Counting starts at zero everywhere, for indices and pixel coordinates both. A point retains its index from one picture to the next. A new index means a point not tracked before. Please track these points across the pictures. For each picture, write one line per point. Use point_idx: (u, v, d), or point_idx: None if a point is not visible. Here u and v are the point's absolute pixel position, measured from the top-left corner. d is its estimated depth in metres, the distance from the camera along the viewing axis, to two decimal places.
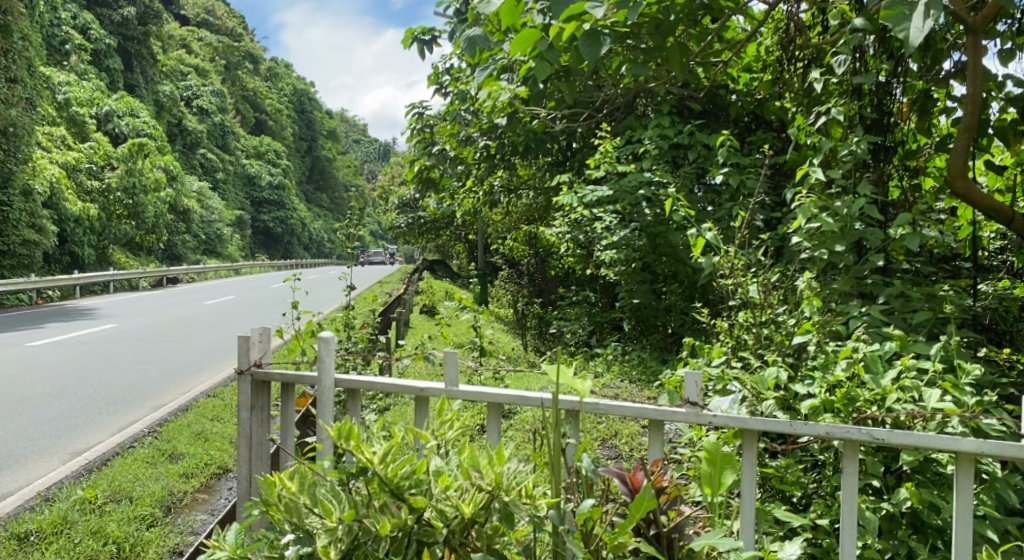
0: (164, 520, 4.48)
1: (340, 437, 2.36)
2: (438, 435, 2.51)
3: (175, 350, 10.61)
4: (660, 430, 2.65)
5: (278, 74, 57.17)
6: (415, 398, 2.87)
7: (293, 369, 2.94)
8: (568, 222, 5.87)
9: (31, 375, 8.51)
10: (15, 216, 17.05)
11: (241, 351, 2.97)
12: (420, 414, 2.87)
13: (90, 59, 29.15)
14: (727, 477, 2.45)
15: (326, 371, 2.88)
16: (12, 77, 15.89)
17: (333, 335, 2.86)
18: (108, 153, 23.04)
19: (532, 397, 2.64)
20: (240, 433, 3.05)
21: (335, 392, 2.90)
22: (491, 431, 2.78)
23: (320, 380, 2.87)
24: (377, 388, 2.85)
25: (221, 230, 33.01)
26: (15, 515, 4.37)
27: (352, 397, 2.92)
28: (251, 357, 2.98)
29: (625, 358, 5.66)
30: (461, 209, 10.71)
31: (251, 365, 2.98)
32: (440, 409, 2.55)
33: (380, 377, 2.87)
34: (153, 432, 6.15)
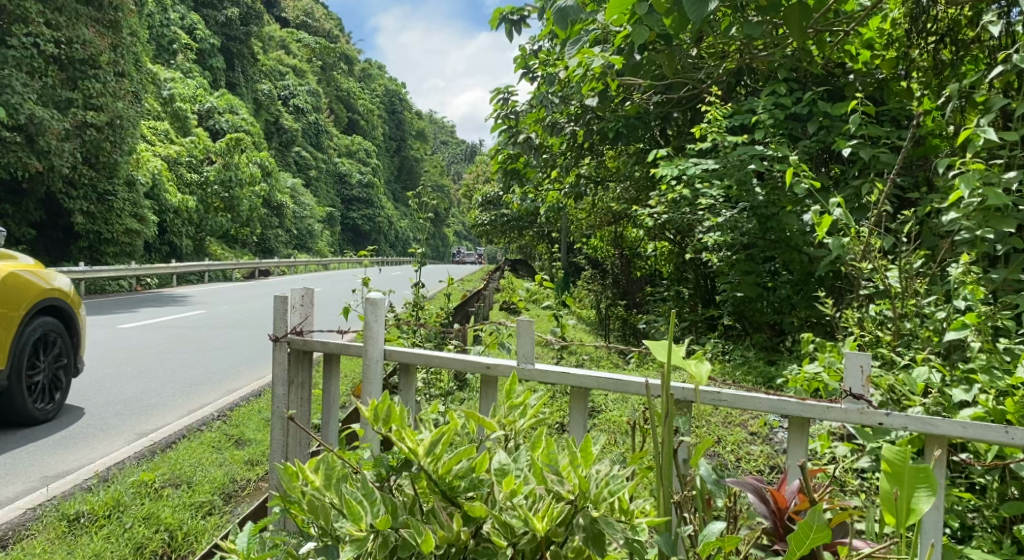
0: (224, 508, 4.20)
1: (378, 421, 1.96)
2: (506, 424, 2.07)
3: (257, 338, 10.55)
4: (803, 432, 2.23)
5: (370, 75, 58.28)
6: (481, 378, 2.53)
7: (335, 338, 2.80)
8: (665, 203, 5.32)
9: (115, 355, 8.53)
10: (119, 205, 17.49)
11: (278, 316, 2.91)
12: (487, 397, 2.54)
13: (195, 58, 30.20)
14: (919, 501, 1.72)
15: (374, 339, 2.66)
16: (120, 71, 16.57)
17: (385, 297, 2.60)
18: (206, 148, 23.71)
19: (627, 384, 2.24)
20: (275, 408, 2.96)
21: (382, 365, 2.67)
22: (573, 424, 2.36)
23: (366, 350, 2.65)
24: (433, 363, 2.54)
25: (312, 226, 33.65)
26: (69, 494, 4.16)
27: (405, 373, 2.68)
28: (287, 323, 2.92)
29: (727, 356, 5.09)
30: (544, 204, 10.28)
31: (288, 332, 2.92)
32: (507, 388, 2.12)
33: (437, 351, 2.56)
34: (222, 416, 5.95)
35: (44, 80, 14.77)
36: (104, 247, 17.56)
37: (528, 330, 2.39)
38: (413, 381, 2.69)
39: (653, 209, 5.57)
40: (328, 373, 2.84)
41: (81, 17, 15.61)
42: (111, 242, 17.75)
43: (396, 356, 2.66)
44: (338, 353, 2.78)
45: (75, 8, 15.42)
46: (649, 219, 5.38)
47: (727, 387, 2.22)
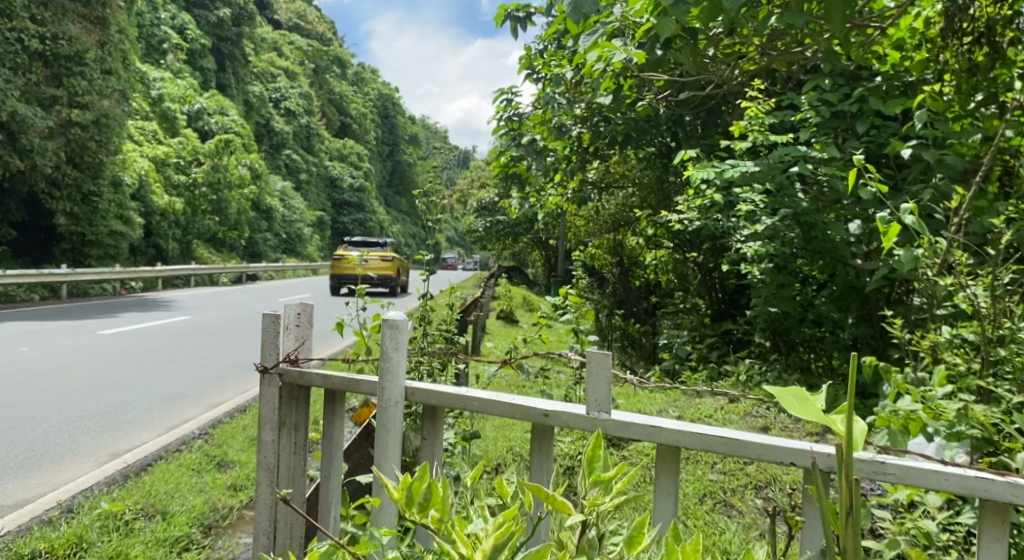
0: (203, 544, 3.76)
1: (415, 504, 1.69)
2: (591, 507, 1.68)
3: (246, 346, 10.12)
4: (994, 521, 1.89)
5: (363, 79, 57.71)
6: (538, 430, 2.22)
7: (342, 374, 2.46)
8: (695, 210, 5.01)
9: (92, 363, 8.01)
10: (104, 206, 16.92)
11: (268, 342, 2.53)
12: (538, 455, 2.21)
13: (186, 58, 29.66)
14: None
15: (393, 374, 2.32)
16: (108, 69, 16.12)
17: (407, 319, 2.29)
18: (196, 149, 23.10)
19: (784, 448, 1.93)
20: (263, 456, 2.59)
21: (403, 408, 2.33)
22: (660, 483, 2.10)
23: (386, 390, 2.31)
24: (475, 407, 2.25)
25: (301, 230, 33.08)
26: (27, 528, 3.66)
27: (431, 419, 2.37)
28: (281, 349, 2.55)
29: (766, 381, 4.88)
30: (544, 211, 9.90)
31: (282, 361, 2.55)
32: (588, 453, 1.75)
33: (479, 393, 2.27)
34: (204, 434, 5.50)
35: (27, 76, 14.28)
36: (88, 249, 16.97)
37: (605, 368, 2.07)
38: (440, 430, 2.38)
39: (681, 215, 5.29)
40: (331, 416, 2.53)
41: (67, 13, 15.16)
42: (95, 244, 17.16)
43: (420, 396, 2.34)
44: (345, 390, 2.45)
45: (62, 3, 14.98)
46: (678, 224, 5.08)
47: (893, 457, 1.93)
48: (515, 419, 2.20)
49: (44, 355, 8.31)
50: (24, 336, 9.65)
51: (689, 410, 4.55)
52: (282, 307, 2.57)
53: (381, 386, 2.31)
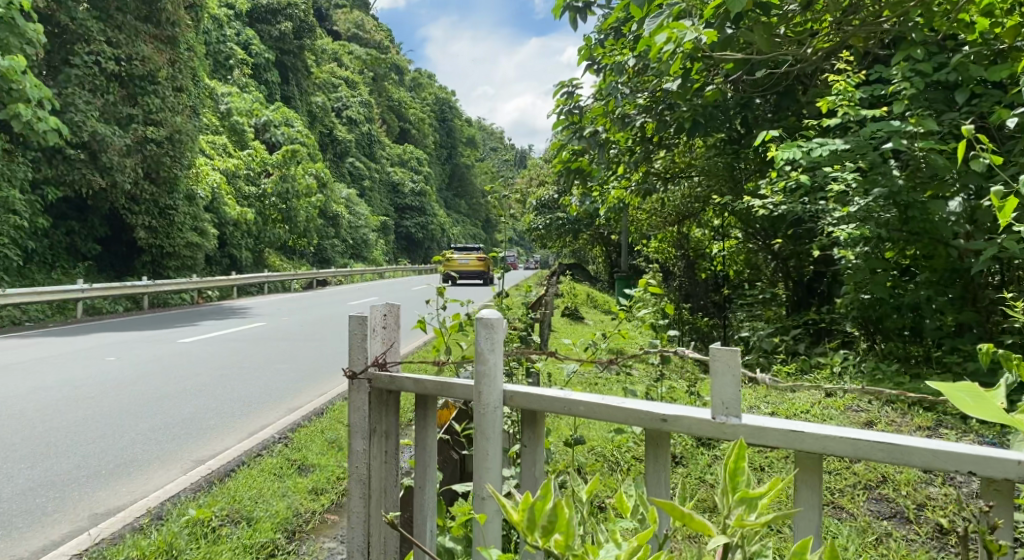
0: (288, 549, 3.78)
1: (537, 531, 1.71)
2: (734, 527, 1.67)
3: (318, 351, 10.28)
4: None
5: (420, 84, 58.26)
6: (652, 432, 2.20)
7: (435, 378, 2.49)
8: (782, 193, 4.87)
9: (175, 371, 8.25)
10: (180, 219, 17.50)
11: (358, 347, 2.60)
12: (655, 464, 2.21)
13: (252, 73, 30.50)
14: None
15: (491, 378, 2.35)
16: (179, 86, 16.71)
17: (501, 316, 2.32)
18: (264, 160, 23.69)
19: (989, 459, 1.87)
20: (355, 463, 2.64)
21: (502, 413, 2.35)
22: (802, 493, 2.09)
23: (483, 396, 2.35)
24: (579, 411, 2.24)
25: (366, 235, 33.69)
26: (119, 537, 3.69)
27: (531, 424, 2.35)
28: (370, 353, 2.60)
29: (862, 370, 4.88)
30: (606, 205, 9.76)
31: (371, 365, 2.60)
32: (729, 465, 1.74)
33: (583, 397, 2.26)
34: (284, 438, 5.56)
35: (106, 97, 14.93)
36: (167, 261, 17.56)
37: (734, 368, 2.05)
38: (540, 437, 2.36)
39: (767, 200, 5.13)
40: (422, 420, 2.53)
41: (140, 34, 15.78)
42: (173, 256, 17.74)
43: (519, 401, 2.34)
44: (436, 393, 2.47)
45: (134, 25, 15.59)
46: (762, 209, 4.94)
47: None
48: (629, 424, 2.20)
49: (128, 364, 8.59)
50: (111, 348, 10.01)
51: (782, 406, 4.34)
52: (368, 308, 2.62)
53: (479, 388, 2.35)
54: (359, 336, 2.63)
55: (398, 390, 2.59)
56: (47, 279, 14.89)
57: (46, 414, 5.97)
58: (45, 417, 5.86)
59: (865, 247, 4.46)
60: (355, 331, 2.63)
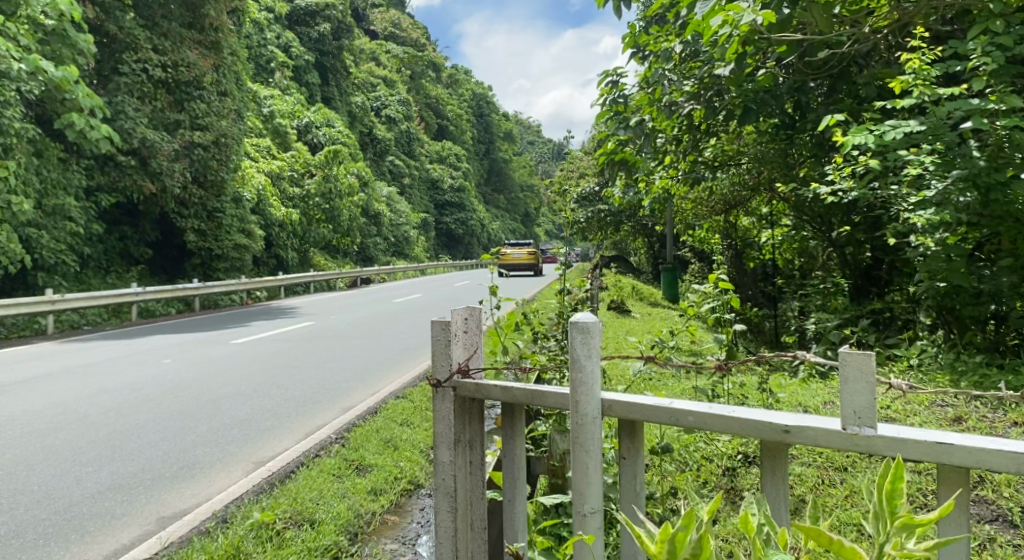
0: (352, 552, 3.78)
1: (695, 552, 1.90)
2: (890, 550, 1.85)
3: (368, 349, 10.34)
4: None
5: (458, 80, 58.27)
6: (770, 442, 2.31)
7: (533, 386, 2.64)
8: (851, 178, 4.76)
9: (231, 372, 8.37)
10: (228, 221, 17.77)
11: (442, 354, 2.71)
12: (773, 474, 2.32)
13: (293, 75, 30.87)
14: None
15: (591, 387, 2.46)
16: (224, 90, 16.97)
17: (597, 323, 2.44)
18: (307, 161, 23.97)
19: None
20: (441, 471, 2.80)
21: (600, 424, 2.48)
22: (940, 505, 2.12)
23: (583, 408, 2.47)
24: (690, 422, 2.35)
25: (408, 232, 33.85)
26: (187, 541, 3.72)
27: (630, 434, 2.49)
28: (454, 362, 2.73)
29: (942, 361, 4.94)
30: (651, 196, 9.61)
31: (455, 373, 2.73)
32: (888, 489, 1.88)
33: (692, 407, 2.37)
34: (340, 438, 5.57)
35: (154, 103, 15.23)
36: (216, 263, 17.84)
37: (869, 379, 2.12)
38: (639, 447, 2.50)
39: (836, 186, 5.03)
40: (511, 428, 2.73)
41: (185, 40, 16.06)
42: (222, 258, 18.02)
43: (618, 411, 2.47)
44: (528, 402, 2.64)
45: (179, 32, 15.87)
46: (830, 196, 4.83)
47: None
48: (748, 434, 2.29)
49: (185, 366, 8.76)
50: (166, 350, 10.22)
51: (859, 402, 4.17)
52: (450, 315, 2.72)
53: (578, 398, 2.47)
54: (441, 343, 2.72)
55: (483, 397, 2.74)
56: (103, 283, 15.28)
57: (110, 417, 6.08)
58: (108, 419, 5.97)
59: (945, 233, 4.52)
60: (438, 339, 2.72)
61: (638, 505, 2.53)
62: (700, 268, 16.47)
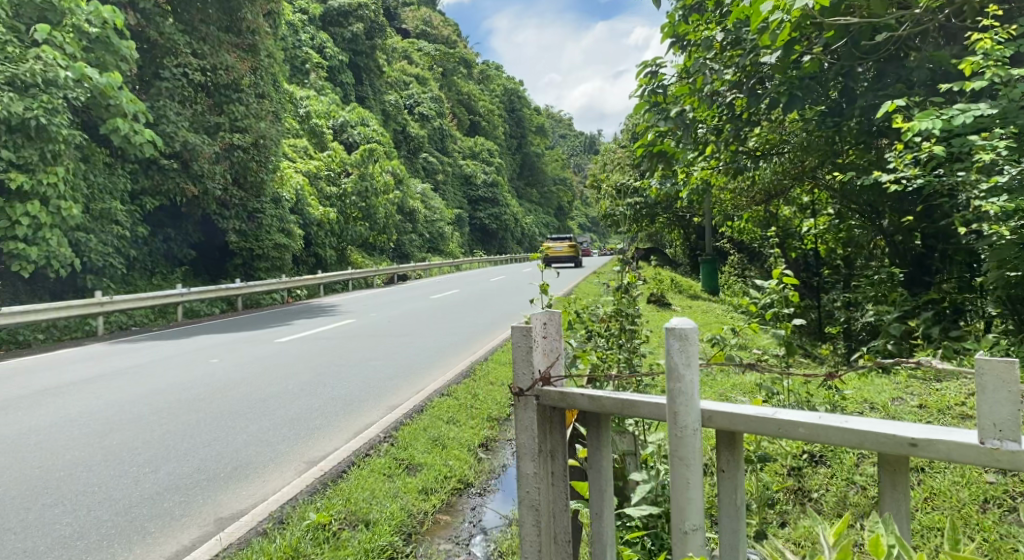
0: (407, 552, 3.77)
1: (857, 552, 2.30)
2: None
3: (410, 346, 10.38)
4: None
5: (489, 76, 58.21)
6: (892, 455, 2.32)
7: (625, 394, 2.61)
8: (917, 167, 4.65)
9: (278, 371, 8.47)
10: (268, 222, 17.99)
11: (523, 361, 2.67)
12: (894, 488, 2.35)
13: (327, 75, 31.14)
14: None
15: (690, 396, 2.45)
16: (262, 92, 17.15)
17: (694, 329, 2.43)
18: (343, 160, 24.16)
19: None
20: (525, 485, 2.75)
21: (700, 436, 2.46)
22: None
23: (686, 419, 2.45)
24: (799, 434, 2.34)
25: (442, 229, 33.93)
26: (245, 542, 3.73)
27: (729, 445, 2.47)
28: (535, 369, 2.68)
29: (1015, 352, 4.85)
30: (690, 187, 9.47)
31: (538, 381, 2.69)
32: None
33: (801, 419, 2.35)
34: (389, 437, 5.57)
35: (194, 107, 15.48)
36: (256, 263, 18.07)
37: (1008, 391, 2.13)
38: (739, 460, 2.47)
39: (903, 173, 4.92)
40: (597, 438, 2.68)
41: (223, 44, 16.28)
42: (262, 257, 18.26)
43: (719, 421, 2.45)
44: (619, 412, 2.59)
45: (217, 35, 16.09)
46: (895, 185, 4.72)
47: None
48: (863, 447, 2.29)
49: (233, 366, 8.89)
50: (214, 349, 10.38)
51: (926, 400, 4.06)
52: (530, 320, 2.67)
53: (676, 409, 2.45)
54: (522, 349, 2.69)
55: (567, 406, 2.70)
56: (149, 285, 15.58)
57: (163, 417, 6.18)
58: (162, 419, 6.08)
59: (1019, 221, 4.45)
60: (519, 345, 2.69)
61: (740, 520, 2.51)
62: (740, 259, 16.21)
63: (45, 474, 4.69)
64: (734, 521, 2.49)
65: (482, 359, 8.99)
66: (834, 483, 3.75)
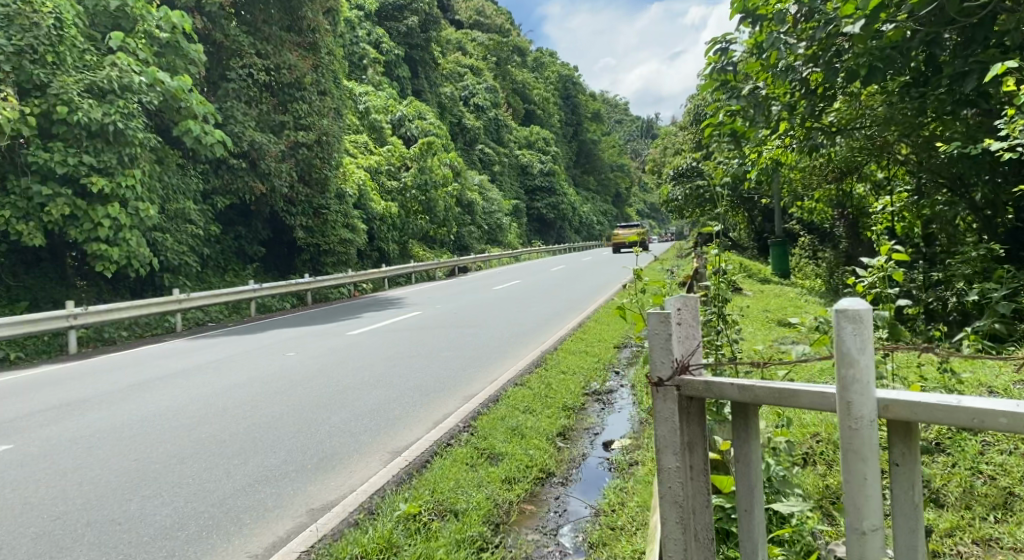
0: (496, 543, 3.73)
1: None
2: None
3: (479, 337, 10.40)
4: None
5: (544, 63, 57.79)
6: None
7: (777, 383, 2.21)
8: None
9: (352, 363, 8.57)
10: (333, 217, 18.26)
11: (660, 349, 2.33)
12: None
13: (384, 70, 31.40)
14: None
15: (863, 383, 2.07)
16: (324, 89, 17.38)
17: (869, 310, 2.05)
18: (403, 154, 24.36)
19: None
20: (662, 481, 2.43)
21: (876, 428, 2.09)
22: None
23: (857, 408, 2.08)
24: (997, 425, 1.91)
25: (501, 219, 33.93)
26: (339, 533, 3.76)
27: (905, 436, 2.07)
28: (673, 357, 2.33)
29: None
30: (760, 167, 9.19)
31: (676, 369, 2.33)
32: None
33: (998, 407, 1.91)
34: (468, 427, 5.55)
35: (260, 107, 15.81)
36: (323, 258, 18.39)
37: None
38: (916, 453, 2.09)
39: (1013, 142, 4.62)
40: (745, 431, 2.33)
41: (285, 43, 16.54)
42: (329, 253, 18.56)
43: (897, 412, 2.05)
44: (774, 403, 2.21)
45: (279, 35, 16.39)
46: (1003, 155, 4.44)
47: None
48: None
49: (309, 358, 9.04)
50: (288, 343, 10.60)
51: None
52: (666, 304, 2.34)
53: (850, 399, 2.08)
54: (660, 336, 2.33)
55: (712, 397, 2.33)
56: (222, 281, 16.02)
57: (246, 409, 6.32)
58: (246, 412, 6.20)
59: None
60: (656, 331, 2.34)
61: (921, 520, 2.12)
62: (811, 240, 15.69)
63: (142, 466, 4.84)
64: (911, 518, 2.11)
65: (552, 348, 8.91)
66: (957, 474, 3.59)
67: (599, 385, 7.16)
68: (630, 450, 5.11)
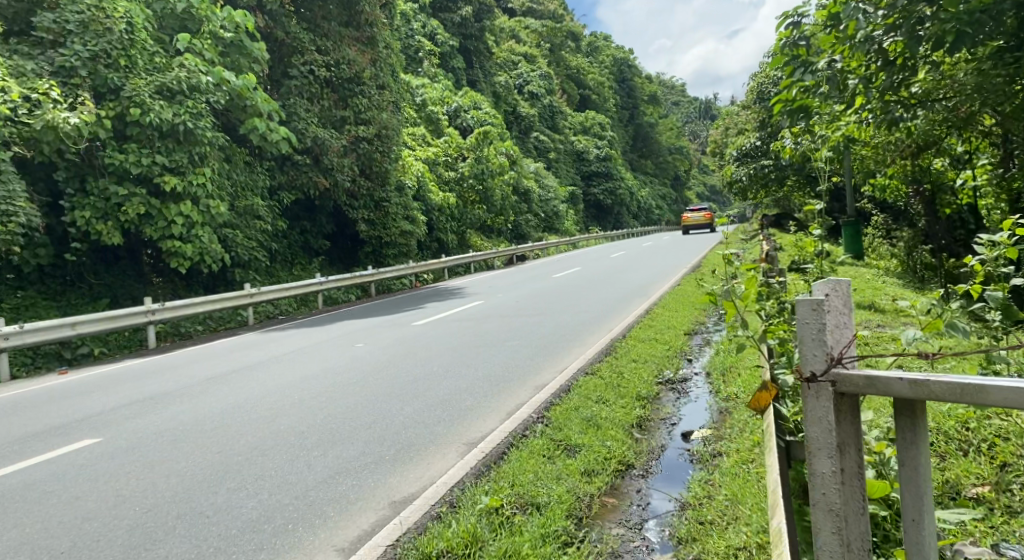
0: (581, 538, 3.63)
1: None
2: None
3: (544, 325, 10.31)
4: None
5: (598, 48, 57.07)
6: None
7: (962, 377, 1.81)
8: None
9: (420, 353, 8.59)
10: (394, 209, 18.40)
11: (812, 340, 2.07)
12: None
13: (439, 62, 31.51)
14: None
15: None
16: (382, 83, 17.46)
17: None
18: (460, 145, 24.38)
19: None
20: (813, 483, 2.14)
21: None
22: None
23: None
24: None
25: (557, 207, 33.73)
26: (423, 527, 3.72)
27: None
28: (827, 349, 2.05)
29: None
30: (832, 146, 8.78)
31: (832, 362, 2.05)
32: None
33: None
34: (542, 418, 5.46)
35: (321, 102, 15.99)
36: (385, 250, 18.56)
37: None
38: None
39: None
40: (911, 431, 1.98)
41: (344, 38, 16.66)
42: (390, 245, 18.73)
43: None
44: (955, 400, 1.82)
45: (338, 31, 16.53)
46: None
47: None
48: None
49: (377, 350, 9.10)
50: (356, 335, 10.70)
51: None
52: (813, 291, 2.09)
53: None
54: (812, 327, 2.08)
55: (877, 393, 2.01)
56: (289, 275, 16.35)
57: (322, 401, 6.38)
58: (320, 404, 6.24)
59: None
60: (806, 322, 2.09)
61: None
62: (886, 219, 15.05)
63: (226, 459, 4.91)
64: None
65: (620, 336, 8.74)
66: None
67: (672, 374, 6.97)
68: (712, 441, 4.94)
